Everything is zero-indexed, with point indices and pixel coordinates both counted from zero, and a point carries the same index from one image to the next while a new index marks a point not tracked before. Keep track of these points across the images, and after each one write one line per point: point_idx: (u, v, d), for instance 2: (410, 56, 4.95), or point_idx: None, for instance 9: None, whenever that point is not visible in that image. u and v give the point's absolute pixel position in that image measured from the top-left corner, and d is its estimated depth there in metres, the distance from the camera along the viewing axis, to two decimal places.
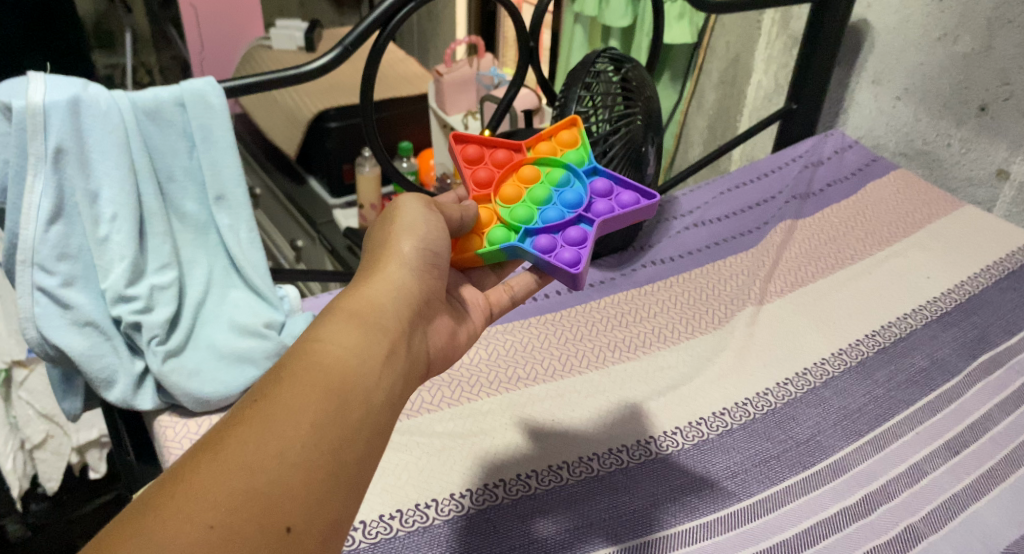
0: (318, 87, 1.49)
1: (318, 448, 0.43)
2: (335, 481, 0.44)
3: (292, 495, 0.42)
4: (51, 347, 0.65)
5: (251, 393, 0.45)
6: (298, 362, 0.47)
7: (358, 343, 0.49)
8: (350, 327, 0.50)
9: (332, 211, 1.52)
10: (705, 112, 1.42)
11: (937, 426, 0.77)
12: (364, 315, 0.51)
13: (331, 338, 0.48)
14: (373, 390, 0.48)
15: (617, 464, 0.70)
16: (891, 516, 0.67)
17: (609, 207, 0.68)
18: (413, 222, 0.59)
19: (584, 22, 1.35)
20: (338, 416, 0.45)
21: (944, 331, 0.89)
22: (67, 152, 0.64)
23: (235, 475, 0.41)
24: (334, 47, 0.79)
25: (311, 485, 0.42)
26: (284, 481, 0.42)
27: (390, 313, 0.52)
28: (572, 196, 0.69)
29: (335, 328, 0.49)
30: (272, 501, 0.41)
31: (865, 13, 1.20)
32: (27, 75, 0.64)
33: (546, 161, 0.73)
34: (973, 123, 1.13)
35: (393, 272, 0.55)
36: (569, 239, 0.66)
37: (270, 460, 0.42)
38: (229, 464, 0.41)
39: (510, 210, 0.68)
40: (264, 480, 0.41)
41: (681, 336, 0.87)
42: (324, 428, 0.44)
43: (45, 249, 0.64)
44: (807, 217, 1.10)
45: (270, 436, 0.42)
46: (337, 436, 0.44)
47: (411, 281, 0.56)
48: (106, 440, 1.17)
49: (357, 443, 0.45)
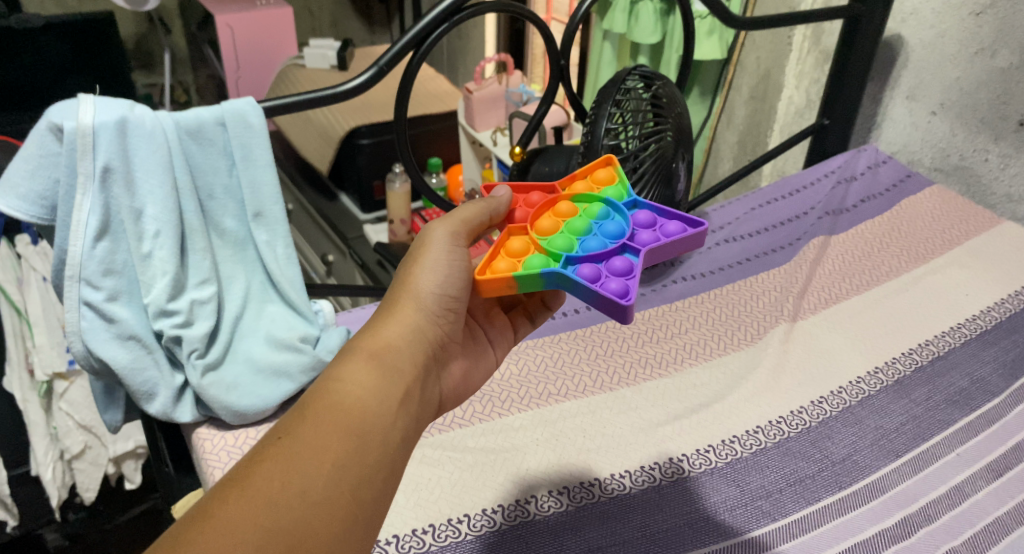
0: (350, 104, 1.52)
1: (339, 488, 0.45)
2: (355, 518, 0.45)
3: (315, 533, 0.43)
4: (96, 360, 0.68)
5: (274, 430, 0.46)
6: (317, 401, 0.48)
7: (377, 384, 0.50)
8: (369, 368, 0.51)
9: (363, 226, 1.55)
10: (735, 127, 1.41)
11: (980, 447, 0.75)
12: (382, 355, 0.53)
13: (350, 378, 0.50)
14: (391, 431, 0.49)
15: (650, 481, 0.70)
16: (932, 539, 0.66)
17: (654, 237, 0.63)
18: (425, 258, 0.59)
19: (612, 39, 1.36)
20: (358, 455, 0.47)
21: (985, 350, 0.87)
22: (114, 171, 0.65)
23: (261, 513, 0.42)
24: (369, 67, 0.81)
25: (333, 523, 0.44)
26: (306, 519, 0.43)
27: (409, 351, 0.54)
28: (614, 227, 0.64)
29: (352, 368, 0.51)
30: (297, 539, 0.42)
31: (899, 28, 1.19)
32: (78, 97, 0.66)
33: (582, 198, 0.69)
34: (1012, 138, 1.11)
35: (410, 315, 0.56)
36: (616, 270, 0.60)
37: (294, 498, 0.43)
38: (256, 501, 0.42)
39: (547, 240, 0.63)
40: (287, 517, 0.42)
41: (712, 353, 0.87)
42: (346, 467, 0.46)
43: (92, 265, 0.66)
44: (841, 233, 1.08)
45: (295, 473, 0.44)
46: (356, 474, 0.46)
47: (429, 322, 0.57)
48: (142, 451, 1.20)
49: (375, 482, 0.47)
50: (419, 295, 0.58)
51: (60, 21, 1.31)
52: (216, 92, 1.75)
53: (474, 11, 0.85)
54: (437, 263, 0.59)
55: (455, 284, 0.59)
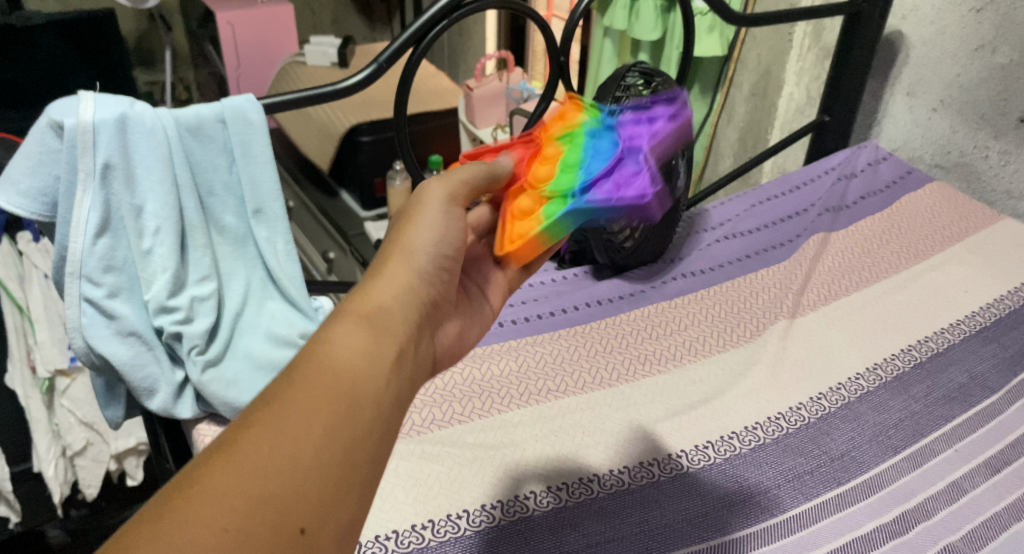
0: (350, 101, 1.52)
1: (332, 449, 0.42)
2: (350, 480, 0.43)
3: (308, 499, 0.41)
4: (97, 356, 0.68)
5: (261, 393, 0.43)
6: (301, 368, 0.45)
7: (369, 341, 0.48)
8: (360, 325, 0.49)
9: (364, 223, 1.55)
10: (735, 124, 1.41)
11: (978, 443, 0.75)
12: (375, 313, 0.51)
13: (342, 335, 0.48)
14: (384, 390, 0.47)
15: (648, 477, 0.70)
16: (929, 535, 0.66)
17: (644, 133, 0.72)
18: (420, 216, 0.57)
19: (612, 35, 1.36)
20: (352, 416, 0.44)
21: (984, 346, 0.87)
22: (115, 168, 0.66)
23: (251, 478, 0.39)
24: (369, 64, 0.81)
25: (327, 491, 0.42)
26: (299, 483, 0.40)
27: (401, 310, 0.52)
28: (606, 145, 0.69)
29: (344, 325, 0.48)
30: (290, 505, 0.40)
31: (899, 24, 1.19)
32: (78, 93, 0.66)
33: (563, 135, 0.69)
34: (1012, 135, 1.11)
35: (403, 273, 0.54)
36: (627, 185, 0.68)
37: (286, 462, 0.41)
38: (244, 465, 0.39)
39: (553, 183, 0.66)
40: (279, 482, 0.40)
41: (712, 349, 0.87)
42: (341, 433, 0.43)
43: (92, 262, 0.66)
44: (841, 230, 1.08)
45: (284, 436, 0.41)
46: (351, 435, 0.44)
47: (419, 281, 0.55)
48: (144, 447, 1.21)
49: (369, 443, 0.45)
50: (412, 251, 0.56)
51: (61, 19, 1.32)
52: (217, 89, 1.76)
53: (473, 7, 0.85)
54: (432, 224, 0.57)
55: (449, 244, 0.58)
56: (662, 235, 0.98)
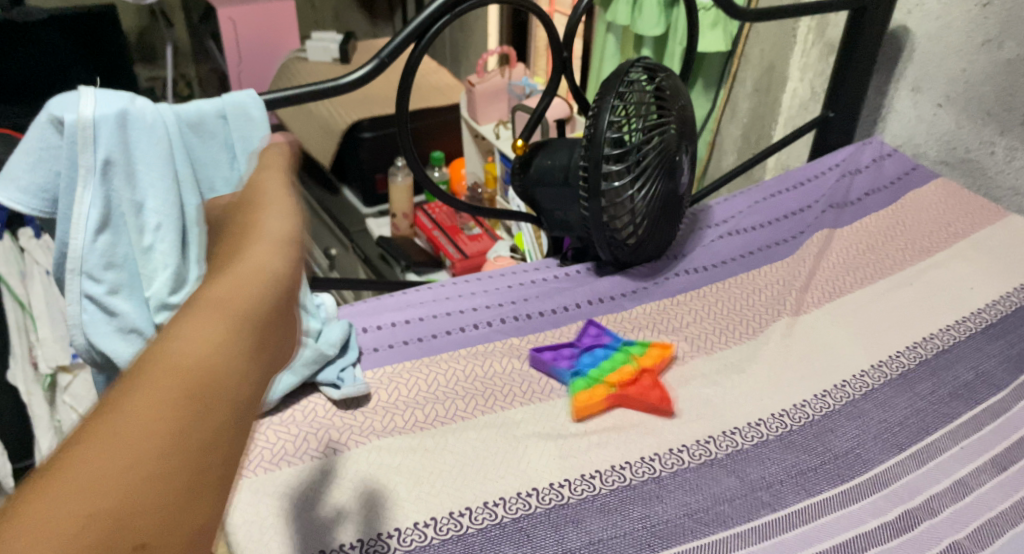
0: (353, 98, 1.52)
1: (187, 445, 0.32)
2: (208, 476, 0.33)
3: (156, 505, 0.31)
4: (99, 352, 0.68)
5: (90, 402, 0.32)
6: (134, 368, 0.34)
7: (231, 312, 0.36)
8: (220, 296, 0.37)
9: (365, 219, 1.56)
10: (738, 121, 1.41)
11: (984, 441, 0.75)
12: (245, 278, 0.38)
13: (192, 316, 0.36)
14: (250, 367, 0.36)
15: (650, 473, 0.70)
16: (935, 532, 0.65)
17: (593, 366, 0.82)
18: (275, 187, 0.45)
19: (616, 31, 1.36)
20: (208, 400, 0.34)
21: (990, 344, 0.87)
22: (115, 164, 0.65)
23: (82, 502, 0.29)
24: (371, 59, 0.80)
25: (167, 510, 0.31)
26: (141, 494, 0.30)
27: (270, 271, 0.40)
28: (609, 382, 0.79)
29: (198, 302, 0.36)
30: (128, 521, 0.30)
31: (904, 19, 1.18)
32: (78, 88, 0.65)
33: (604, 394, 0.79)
34: (1018, 131, 1.10)
35: (281, 230, 0.42)
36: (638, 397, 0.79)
37: (127, 474, 0.30)
38: (72, 490, 0.29)
39: None
40: (116, 497, 0.30)
41: (715, 346, 0.86)
42: (185, 438, 0.32)
43: (93, 259, 0.66)
44: (845, 226, 1.08)
45: (120, 443, 0.31)
46: (214, 424, 0.34)
47: (294, 235, 0.44)
48: None
49: (230, 424, 0.34)
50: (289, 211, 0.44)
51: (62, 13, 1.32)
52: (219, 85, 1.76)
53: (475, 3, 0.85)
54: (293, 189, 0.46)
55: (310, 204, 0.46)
56: (665, 232, 0.98)
